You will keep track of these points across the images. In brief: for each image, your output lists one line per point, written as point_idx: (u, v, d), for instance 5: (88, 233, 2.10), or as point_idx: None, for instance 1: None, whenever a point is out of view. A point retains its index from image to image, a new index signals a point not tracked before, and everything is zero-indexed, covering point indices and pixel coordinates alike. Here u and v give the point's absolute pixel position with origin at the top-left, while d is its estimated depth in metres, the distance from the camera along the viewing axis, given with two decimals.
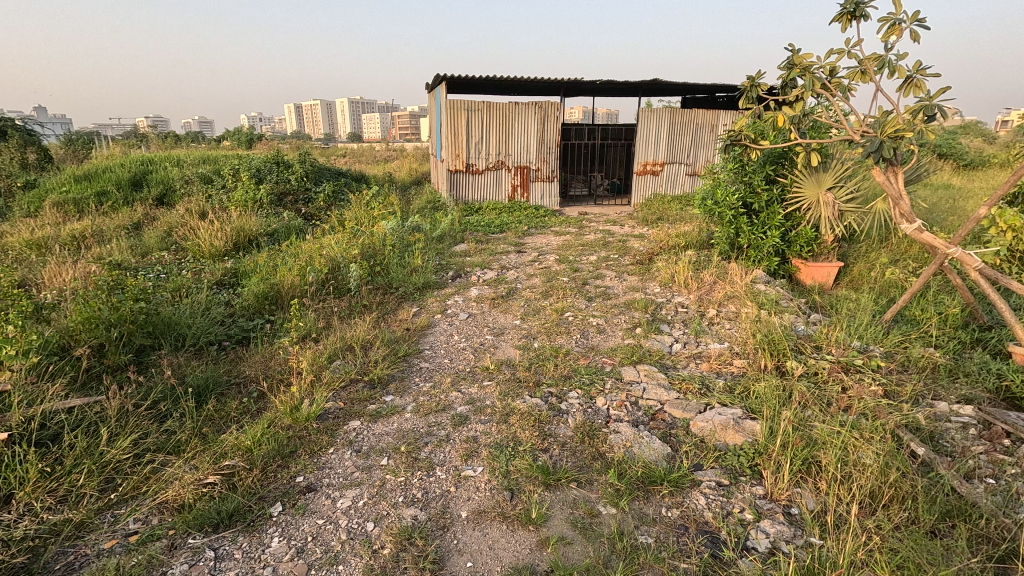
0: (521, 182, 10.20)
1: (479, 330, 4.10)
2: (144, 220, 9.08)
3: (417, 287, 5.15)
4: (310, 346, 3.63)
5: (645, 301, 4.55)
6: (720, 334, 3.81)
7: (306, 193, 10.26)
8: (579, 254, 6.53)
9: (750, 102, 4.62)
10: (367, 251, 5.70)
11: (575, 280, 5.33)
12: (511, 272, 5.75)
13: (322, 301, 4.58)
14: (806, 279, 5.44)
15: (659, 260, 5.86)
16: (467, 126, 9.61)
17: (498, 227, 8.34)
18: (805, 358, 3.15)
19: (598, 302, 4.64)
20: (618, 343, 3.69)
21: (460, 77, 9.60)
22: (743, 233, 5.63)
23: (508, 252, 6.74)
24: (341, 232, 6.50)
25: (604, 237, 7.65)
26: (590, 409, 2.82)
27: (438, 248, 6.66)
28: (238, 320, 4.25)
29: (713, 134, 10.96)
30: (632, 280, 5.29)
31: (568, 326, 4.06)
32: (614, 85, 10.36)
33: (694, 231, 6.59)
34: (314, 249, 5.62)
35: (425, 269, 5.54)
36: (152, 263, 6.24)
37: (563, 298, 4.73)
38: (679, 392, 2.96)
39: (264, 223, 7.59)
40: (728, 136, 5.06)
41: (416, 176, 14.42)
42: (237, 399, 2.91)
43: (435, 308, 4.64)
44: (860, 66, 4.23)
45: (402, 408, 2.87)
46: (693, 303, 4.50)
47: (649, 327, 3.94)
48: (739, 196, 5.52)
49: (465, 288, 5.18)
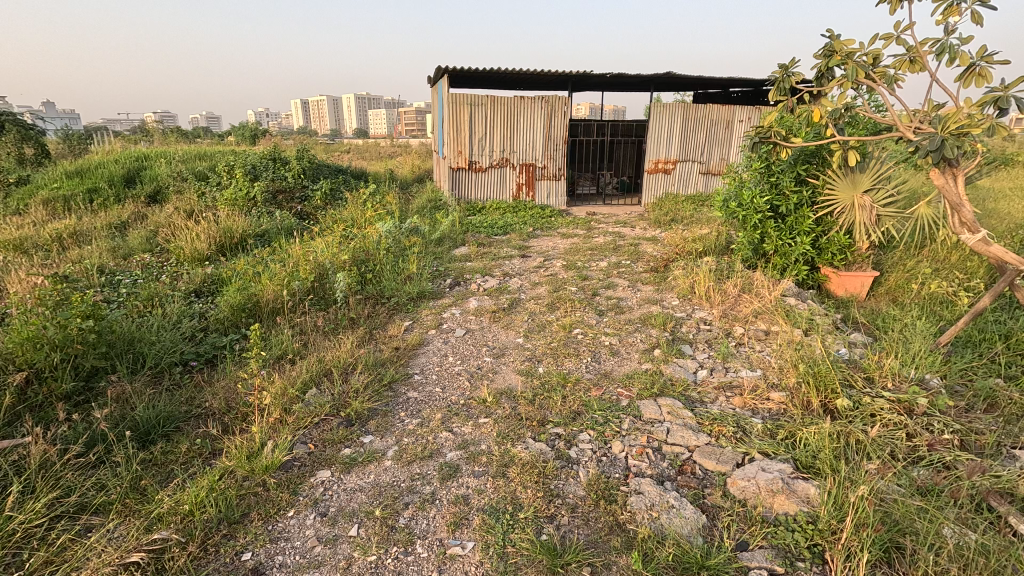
0: (527, 181, 9.73)
1: (477, 349, 3.64)
2: (133, 219, 8.70)
3: (411, 297, 4.71)
4: (284, 370, 3.20)
5: (661, 316, 4.08)
6: (751, 359, 3.34)
7: (303, 191, 9.89)
8: (588, 260, 6.07)
9: (782, 96, 4.12)
10: (358, 256, 5.26)
11: (584, 289, 4.87)
12: (514, 279, 5.30)
13: (305, 315, 4.15)
14: (838, 289, 5.00)
15: (677, 268, 5.39)
16: (470, 121, 9.15)
17: (501, 228, 7.89)
18: (857, 393, 2.68)
19: (610, 316, 4.18)
20: (635, 370, 3.23)
21: (463, 70, 9.13)
22: (768, 239, 5.15)
23: (511, 256, 6.28)
24: (334, 234, 6.07)
25: (615, 240, 7.18)
26: (605, 458, 2.36)
27: (437, 252, 6.21)
28: (210, 336, 3.83)
29: (730, 130, 10.42)
30: (647, 290, 4.83)
31: (577, 346, 3.60)
32: (625, 78, 9.85)
33: (713, 235, 6.10)
34: (300, 252, 5.19)
35: (421, 277, 5.10)
36: (132, 269, 5.85)
37: (571, 312, 4.27)
38: (710, 436, 2.50)
39: (254, 224, 7.18)
40: (756, 134, 4.56)
41: (418, 174, 13.98)
42: (189, 442, 2.48)
43: (429, 322, 4.19)
44: (909, 53, 3.74)
45: (382, 453, 2.43)
46: (717, 319, 4.03)
47: (668, 349, 3.48)
48: (764, 199, 5.04)
49: (464, 298, 4.73)
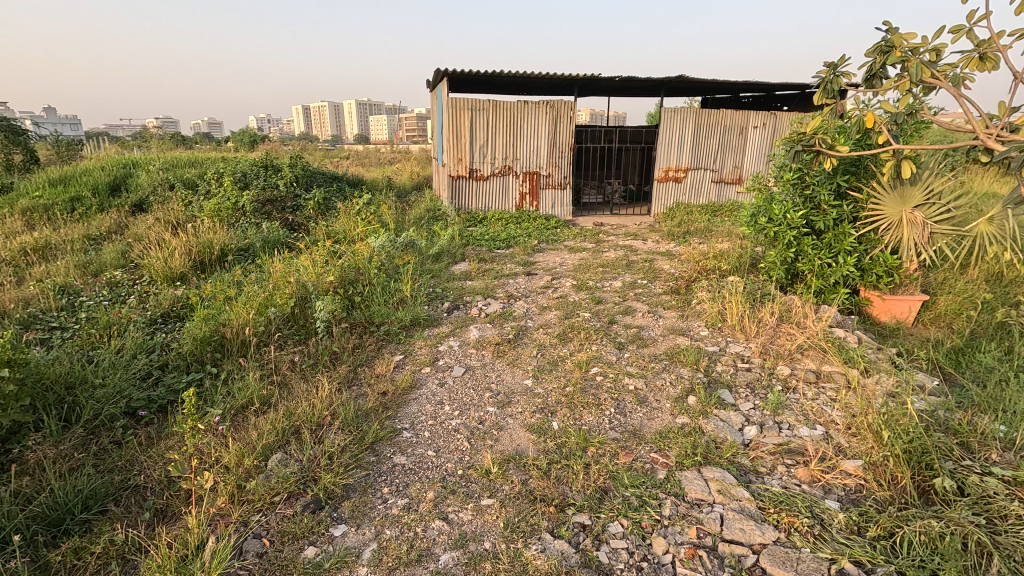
0: (530, 190, 9.20)
1: (478, 395, 3.09)
2: (114, 230, 8.20)
3: (404, 325, 4.16)
4: (246, 427, 2.65)
5: (691, 352, 3.53)
6: (805, 412, 2.78)
7: (295, 200, 9.38)
8: (600, 278, 5.53)
9: (830, 98, 3.59)
10: (346, 276, 4.73)
11: (598, 315, 4.32)
12: (519, 302, 4.76)
13: (281, 352, 3.61)
14: (882, 314, 4.48)
15: (701, 292, 4.85)
16: (471, 127, 8.65)
17: (504, 241, 7.36)
18: (960, 469, 2.11)
19: (632, 351, 3.63)
20: (669, 427, 2.69)
21: (463, 73, 8.64)
22: (804, 258, 4.62)
23: (516, 274, 5.75)
24: (321, 250, 5.54)
25: (627, 256, 6.63)
26: (646, 566, 1.82)
27: (434, 270, 5.67)
28: (168, 377, 3.30)
29: (744, 137, 9.88)
30: (670, 317, 4.29)
31: (596, 392, 3.05)
32: (634, 82, 9.34)
33: (736, 253, 5.57)
34: (282, 271, 4.66)
35: (415, 301, 4.56)
36: (99, 289, 5.32)
37: (586, 345, 3.72)
38: (778, 530, 1.95)
39: (239, 237, 6.66)
40: (795, 142, 4.03)
41: (418, 181, 13.47)
42: (111, 541, 1.94)
43: (422, 357, 3.64)
44: (982, 48, 3.20)
45: (356, 554, 1.89)
46: (755, 356, 3.47)
47: (705, 397, 2.93)
48: (800, 213, 4.51)
49: (463, 326, 4.17)
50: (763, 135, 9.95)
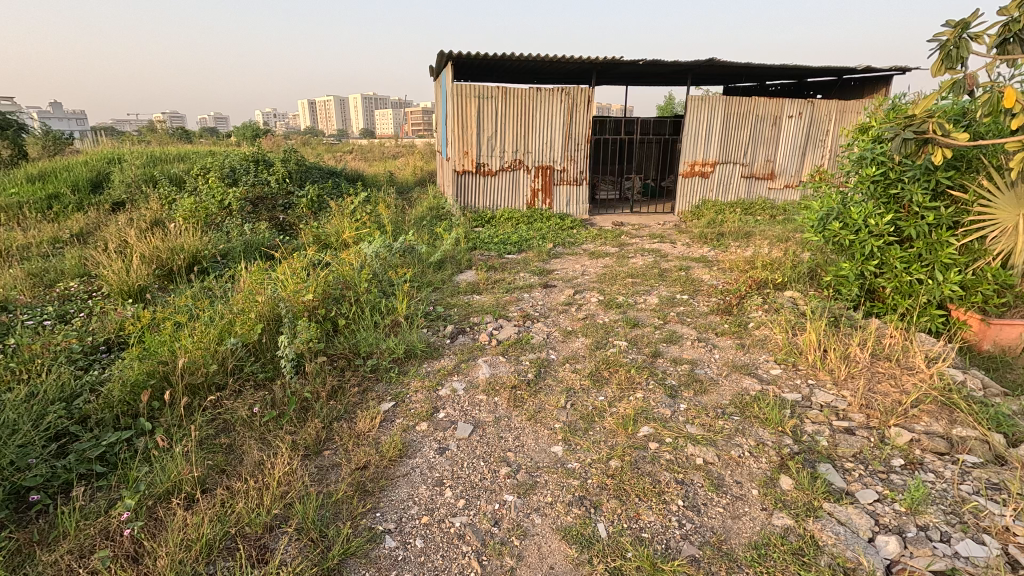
0: (543, 186, 8.35)
1: (491, 471, 2.27)
2: (87, 233, 7.43)
3: (395, 358, 3.36)
4: (162, 540, 1.85)
5: (768, 405, 2.69)
6: (959, 511, 1.95)
7: (287, 199, 8.58)
8: (631, 292, 4.69)
9: (952, 69, 2.78)
10: (329, 293, 3.93)
11: (637, 345, 3.49)
12: (538, 324, 3.95)
13: (236, 400, 2.80)
14: (983, 342, 3.62)
15: (757, 315, 4.01)
16: (478, 117, 7.82)
17: (515, 245, 6.53)
18: None
19: (688, 400, 2.80)
20: (767, 536, 1.87)
21: (470, 58, 7.79)
22: (887, 273, 3.77)
23: (531, 285, 4.94)
24: (304, 258, 4.74)
25: (657, 263, 5.77)
26: None
27: (434, 281, 4.87)
28: (83, 437, 2.51)
29: (777, 128, 8.98)
30: (726, 347, 3.46)
31: (653, 471, 2.22)
32: (659, 67, 8.43)
33: (792, 264, 4.71)
34: (251, 289, 3.84)
35: (411, 326, 3.76)
36: (45, 304, 4.52)
37: (628, 391, 2.90)
38: None
39: (216, 241, 5.86)
40: (897, 128, 3.23)
41: (420, 177, 12.63)
42: None
43: (417, 408, 2.82)
44: None
45: None
46: (856, 412, 2.62)
47: (809, 482, 2.10)
48: (885, 219, 3.67)
49: (469, 360, 3.35)
50: (799, 125, 9.04)
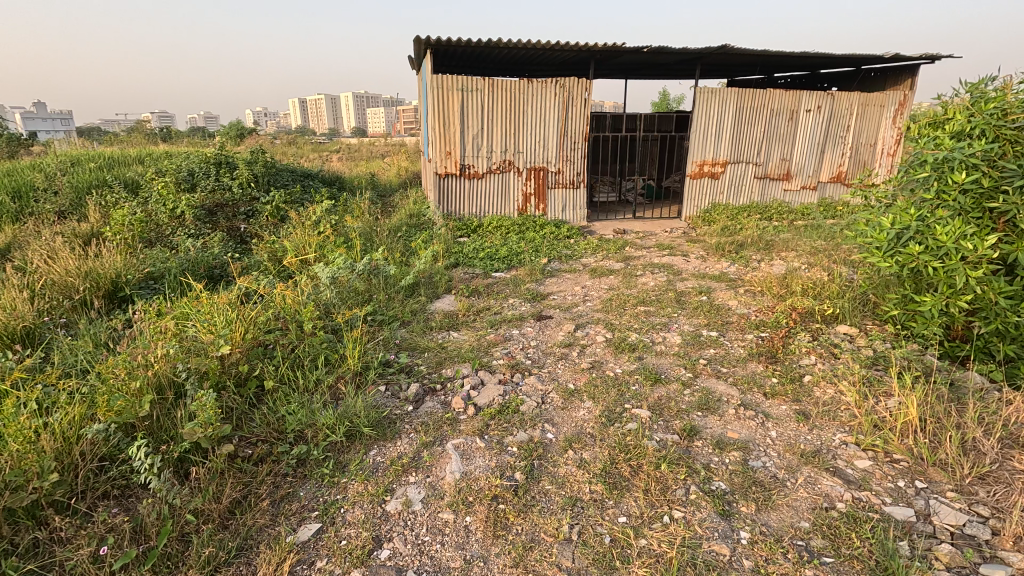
0: (536, 190, 7.42)
1: None
2: (16, 248, 6.43)
3: (330, 444, 2.43)
4: None
5: (873, 536, 1.80)
6: None
7: (250, 206, 7.61)
8: (645, 326, 3.78)
9: None
10: (256, 341, 3.00)
11: (663, 417, 2.58)
12: (530, 378, 3.04)
13: (80, 532, 1.88)
14: None
15: (813, 364, 3.10)
16: (461, 113, 6.89)
17: (504, 260, 5.62)
18: None
19: (752, 522, 1.90)
20: None
21: (453, 47, 6.86)
22: (983, 310, 2.86)
23: (521, 316, 4.03)
24: (239, 286, 3.81)
25: (671, 283, 4.85)
26: None
27: (402, 314, 3.94)
28: None
29: (794, 123, 8.10)
30: (785, 419, 2.55)
31: None
32: (665, 56, 7.52)
33: (842, 290, 3.83)
34: (153, 338, 2.90)
35: (359, 388, 2.83)
36: None
37: (660, 505, 1.99)
38: None
39: (147, 259, 4.90)
40: None
41: (405, 179, 11.66)
42: None
43: (350, 540, 1.91)
44: None
45: None
46: (1009, 552, 1.73)
47: None
48: (989, 240, 2.75)
49: (434, 444, 2.42)
50: (817, 120, 8.17)
